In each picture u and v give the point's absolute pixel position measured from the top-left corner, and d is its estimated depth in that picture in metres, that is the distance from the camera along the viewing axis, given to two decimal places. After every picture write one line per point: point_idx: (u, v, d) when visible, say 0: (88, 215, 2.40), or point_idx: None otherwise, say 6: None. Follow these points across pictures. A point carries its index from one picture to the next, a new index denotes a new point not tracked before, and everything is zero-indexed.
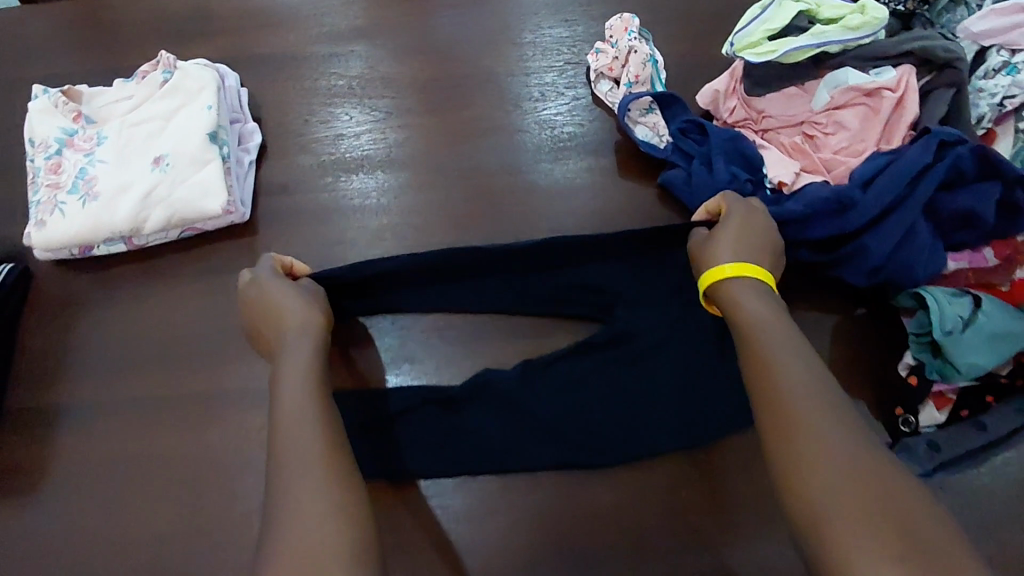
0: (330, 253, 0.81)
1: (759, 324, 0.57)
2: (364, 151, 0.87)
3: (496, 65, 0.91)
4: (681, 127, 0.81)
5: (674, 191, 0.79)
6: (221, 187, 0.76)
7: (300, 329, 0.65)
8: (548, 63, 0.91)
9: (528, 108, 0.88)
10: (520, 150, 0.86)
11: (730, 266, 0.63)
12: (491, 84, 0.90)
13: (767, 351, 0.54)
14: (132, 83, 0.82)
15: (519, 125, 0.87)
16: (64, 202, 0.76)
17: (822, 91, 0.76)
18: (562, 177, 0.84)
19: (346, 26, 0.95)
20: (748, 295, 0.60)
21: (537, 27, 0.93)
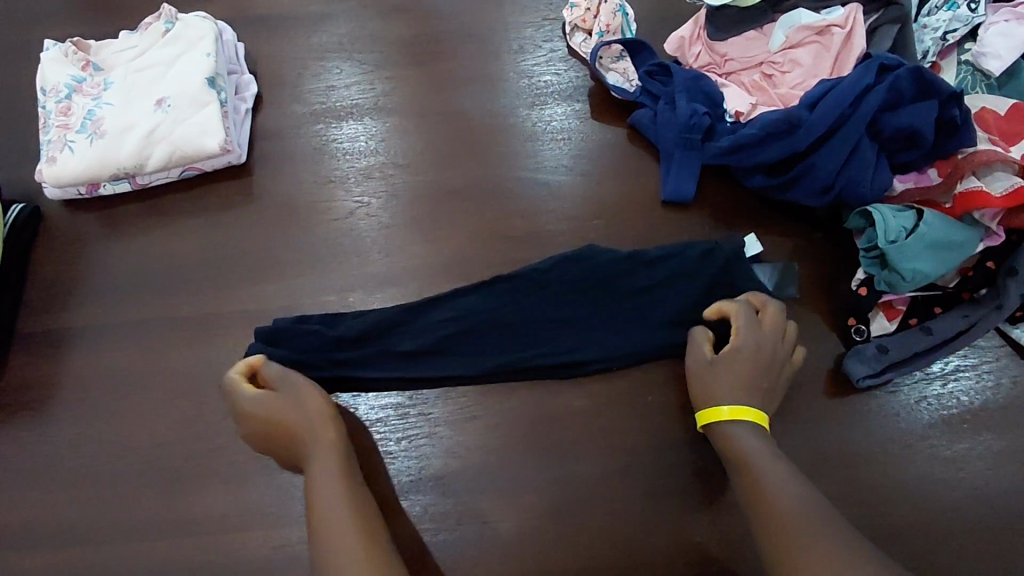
0: (322, 192, 0.86)
1: (744, 442, 0.64)
2: (354, 101, 0.92)
3: (479, 21, 0.96)
4: (648, 71, 0.86)
5: (642, 129, 0.85)
6: (219, 128, 0.82)
7: (311, 430, 0.68)
8: (528, 19, 0.96)
9: (509, 60, 0.94)
10: (501, 97, 0.91)
11: (728, 409, 0.67)
12: (474, 39, 0.95)
13: (749, 455, 0.63)
14: (136, 34, 0.88)
15: (500, 76, 0.93)
16: (74, 140, 0.82)
17: (777, 32, 0.82)
18: (539, 122, 0.90)
19: None
20: (744, 430, 0.65)
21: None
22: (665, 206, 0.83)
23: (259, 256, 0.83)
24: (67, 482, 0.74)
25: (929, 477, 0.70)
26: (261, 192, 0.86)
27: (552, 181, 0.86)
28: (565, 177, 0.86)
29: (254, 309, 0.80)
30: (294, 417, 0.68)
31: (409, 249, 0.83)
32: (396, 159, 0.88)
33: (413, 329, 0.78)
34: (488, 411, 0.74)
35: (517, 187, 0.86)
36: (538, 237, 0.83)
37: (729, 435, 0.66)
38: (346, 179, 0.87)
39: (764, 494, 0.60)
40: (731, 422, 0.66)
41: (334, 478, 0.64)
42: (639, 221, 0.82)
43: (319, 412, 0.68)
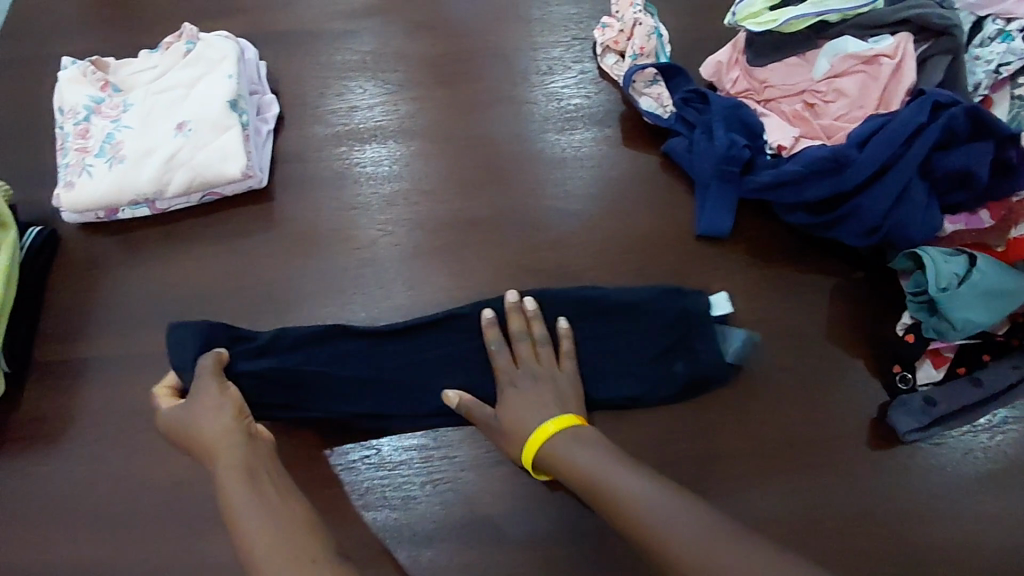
0: (343, 218, 0.84)
1: (574, 455, 0.63)
2: (377, 122, 0.89)
3: (506, 41, 0.94)
4: (683, 97, 0.83)
5: (676, 158, 0.82)
6: (241, 153, 0.79)
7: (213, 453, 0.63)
8: (557, 38, 0.93)
9: (536, 81, 0.91)
10: (528, 120, 0.89)
11: (552, 423, 0.66)
12: (501, 58, 0.93)
13: (588, 474, 0.60)
14: (156, 54, 0.85)
15: (527, 98, 0.90)
16: (92, 164, 0.80)
17: (822, 60, 0.79)
18: (566, 147, 0.87)
19: (359, 4, 0.97)
20: (571, 446, 0.63)
21: (546, 2, 0.96)
22: (700, 240, 0.80)
23: (279, 284, 0.81)
24: (81, 518, 0.72)
25: (978, 535, 0.66)
26: (280, 218, 0.84)
27: (579, 210, 0.83)
28: (596, 206, 0.83)
29: None
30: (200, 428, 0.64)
31: (433, 278, 0.80)
32: (417, 184, 0.85)
33: (322, 362, 0.74)
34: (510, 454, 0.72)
35: (537, 219, 0.83)
36: (566, 270, 0.80)
37: (561, 456, 0.63)
38: (368, 202, 0.85)
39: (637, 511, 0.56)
40: (556, 436, 0.65)
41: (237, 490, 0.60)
42: (675, 257, 0.79)
43: (223, 418, 0.64)
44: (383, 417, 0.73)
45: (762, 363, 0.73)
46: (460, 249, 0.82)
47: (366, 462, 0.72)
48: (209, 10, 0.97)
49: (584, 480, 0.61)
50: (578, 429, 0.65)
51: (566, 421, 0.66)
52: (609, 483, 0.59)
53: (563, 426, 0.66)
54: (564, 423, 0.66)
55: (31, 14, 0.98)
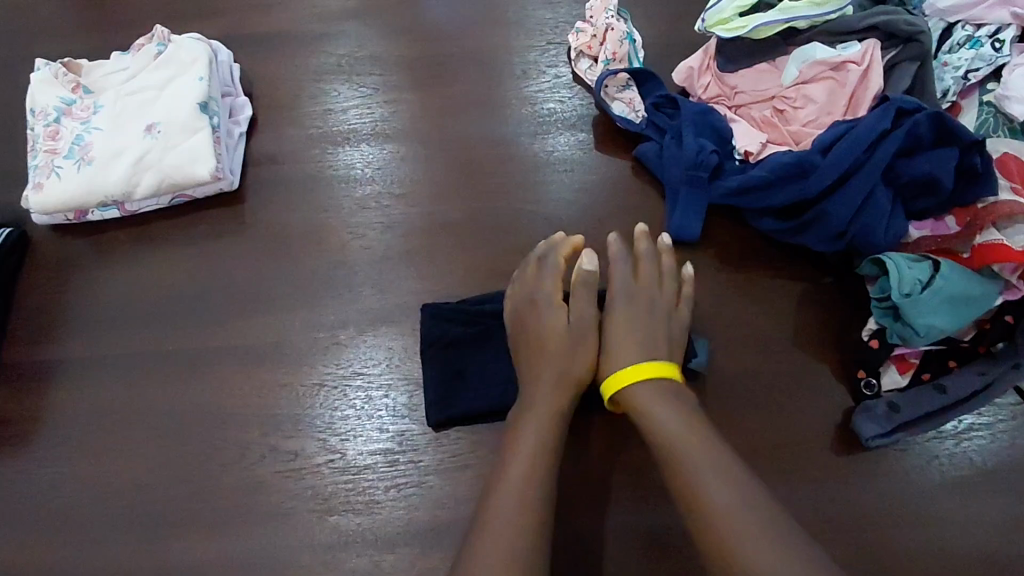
0: (316, 221, 0.84)
1: (656, 405, 0.62)
2: (352, 125, 0.89)
3: (482, 45, 0.94)
4: (654, 102, 0.83)
5: (647, 163, 0.82)
6: (210, 155, 0.79)
7: (566, 379, 0.67)
8: (533, 42, 0.94)
9: (512, 85, 0.91)
10: (502, 124, 0.89)
11: (631, 371, 0.65)
12: (476, 63, 0.93)
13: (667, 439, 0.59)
14: (127, 55, 0.84)
15: (502, 102, 0.90)
16: (61, 166, 0.79)
17: (791, 67, 0.78)
18: (539, 151, 0.87)
19: (338, 7, 0.97)
20: (652, 401, 0.63)
21: (523, 6, 0.96)
22: (670, 244, 0.80)
23: (252, 288, 0.80)
24: (46, 522, 0.72)
25: (943, 542, 0.66)
26: (254, 221, 0.84)
27: (553, 214, 0.83)
28: (567, 210, 0.83)
29: (243, 345, 0.78)
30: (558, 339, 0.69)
31: (405, 282, 0.80)
32: (389, 188, 0.85)
33: (300, 361, 0.76)
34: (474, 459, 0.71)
35: (507, 224, 0.83)
36: None
37: (643, 405, 0.63)
38: (343, 206, 0.84)
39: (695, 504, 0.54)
40: (637, 389, 0.64)
41: (533, 444, 0.63)
42: None
43: (581, 356, 0.68)
44: (350, 421, 0.73)
45: (727, 368, 0.73)
46: (433, 251, 0.82)
47: (331, 466, 0.71)
48: (186, 13, 0.98)
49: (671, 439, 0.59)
50: (662, 380, 0.65)
51: (648, 369, 0.65)
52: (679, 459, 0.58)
53: (637, 375, 0.65)
54: (644, 371, 0.65)
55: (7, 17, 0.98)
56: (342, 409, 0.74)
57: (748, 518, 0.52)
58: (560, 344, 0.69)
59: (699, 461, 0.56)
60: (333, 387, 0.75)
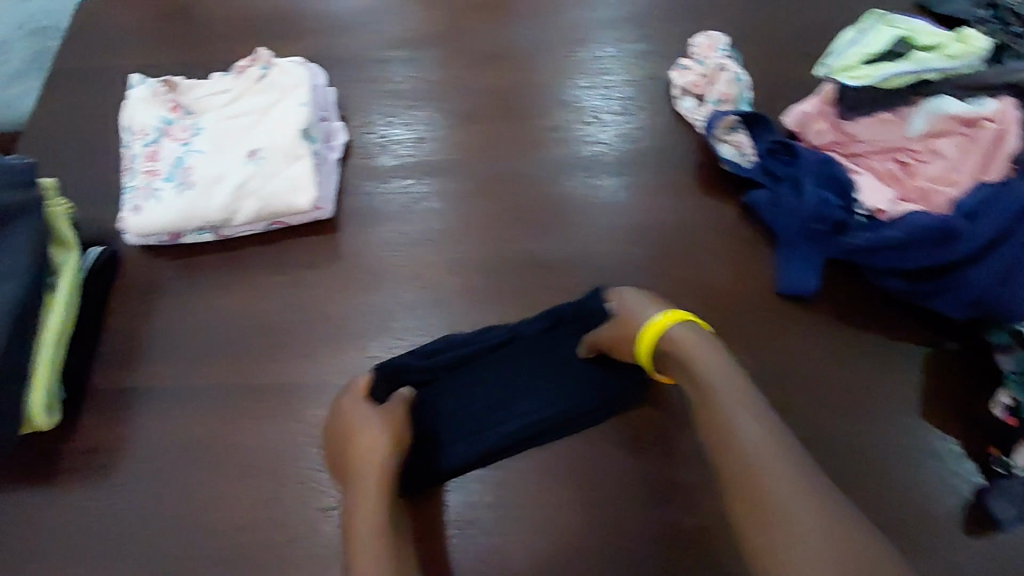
0: (409, 253, 0.81)
1: (694, 348, 0.60)
2: (445, 155, 0.87)
3: (576, 77, 0.92)
4: (768, 148, 0.80)
5: (758, 211, 0.79)
6: (313, 184, 0.77)
7: (367, 446, 0.66)
8: (631, 78, 0.91)
9: (608, 121, 0.88)
10: (600, 163, 0.86)
11: (669, 315, 0.64)
12: (571, 96, 0.90)
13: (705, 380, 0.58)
14: (229, 77, 0.83)
15: (599, 139, 0.87)
16: (160, 189, 0.77)
17: (918, 118, 0.75)
18: (589, 176, 0.85)
19: (430, 37, 0.96)
20: (694, 338, 0.61)
21: (620, 41, 0.94)
22: (781, 297, 0.77)
23: (348, 321, 0.78)
24: (123, 557, 0.69)
25: None
26: (347, 251, 0.82)
27: (654, 257, 0.80)
28: (669, 255, 0.80)
29: (336, 381, 0.75)
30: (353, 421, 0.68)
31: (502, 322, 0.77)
32: (482, 223, 0.83)
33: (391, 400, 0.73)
34: (574, 517, 0.67)
35: (607, 265, 0.80)
36: None
37: (677, 343, 0.62)
38: (438, 239, 0.82)
39: (763, 466, 0.51)
40: (673, 329, 0.63)
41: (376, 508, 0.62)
42: (754, 314, 0.76)
43: (375, 420, 0.68)
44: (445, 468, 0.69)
45: (846, 433, 0.69)
46: (529, 290, 0.79)
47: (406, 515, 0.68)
48: (283, 41, 0.98)
49: (712, 385, 0.58)
50: (699, 326, 0.63)
51: (683, 315, 0.64)
52: (719, 403, 0.56)
53: (675, 321, 0.63)
54: (681, 317, 0.64)
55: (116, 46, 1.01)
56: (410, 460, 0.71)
57: (774, 462, 0.52)
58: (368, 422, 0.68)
59: (732, 409, 0.55)
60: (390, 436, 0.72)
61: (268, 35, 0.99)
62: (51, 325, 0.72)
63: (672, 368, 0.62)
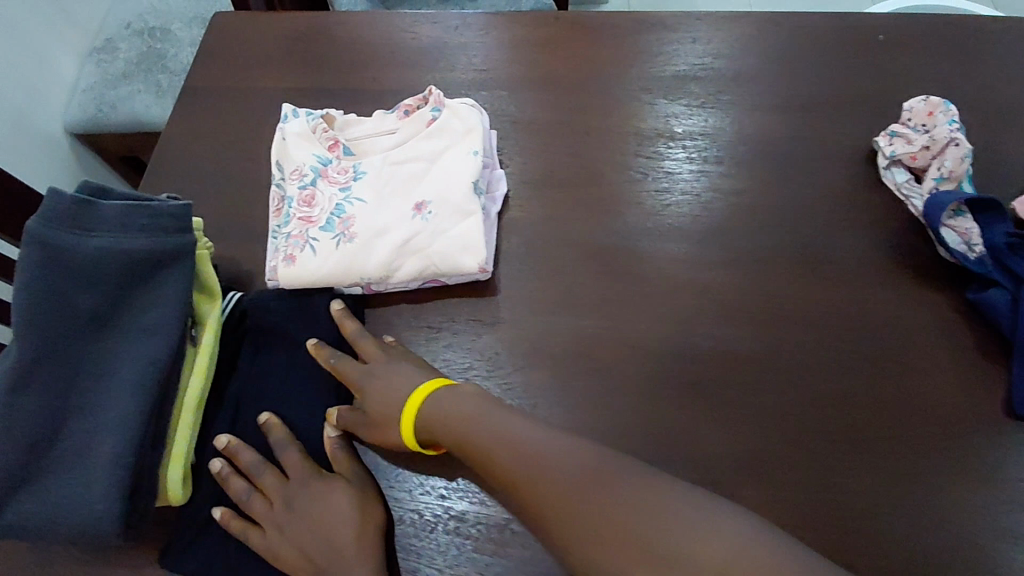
0: (578, 322, 0.74)
1: (448, 403, 0.64)
2: (564, 215, 0.81)
3: (747, 142, 0.85)
4: (1007, 242, 0.69)
5: (989, 311, 0.69)
6: (483, 245, 0.69)
7: (326, 544, 0.60)
8: (710, 143, 0.85)
9: (682, 185, 0.82)
10: (666, 230, 0.80)
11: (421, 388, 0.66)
12: (662, 158, 0.84)
13: (431, 418, 0.63)
14: (393, 117, 0.75)
15: (678, 204, 0.81)
16: (316, 239, 0.69)
17: None
18: (667, 223, 0.80)
19: (592, 85, 0.91)
20: (441, 403, 0.64)
21: (699, 101, 0.88)
22: (1014, 418, 0.67)
23: (510, 397, 0.70)
24: None
25: None
26: (507, 317, 0.74)
27: (858, 355, 0.71)
28: (875, 353, 0.71)
29: None
30: (322, 514, 0.61)
31: (679, 412, 0.68)
32: (647, 292, 0.75)
33: None
34: None
35: (798, 354, 0.71)
36: (849, 431, 0.67)
37: (430, 415, 0.63)
38: (616, 312, 0.74)
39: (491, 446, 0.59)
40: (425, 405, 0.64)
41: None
42: (980, 436, 0.66)
43: (320, 497, 0.62)
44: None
45: None
46: (712, 375, 0.70)
47: None
48: (435, 75, 0.93)
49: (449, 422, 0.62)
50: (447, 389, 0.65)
51: (435, 383, 0.66)
52: (468, 421, 0.61)
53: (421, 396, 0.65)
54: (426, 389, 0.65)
55: (258, 66, 0.96)
56: (471, 555, 0.60)
57: (548, 464, 0.56)
58: (314, 506, 0.61)
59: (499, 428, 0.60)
60: (438, 523, 0.62)
61: (419, 67, 0.94)
62: (188, 393, 0.64)
63: (435, 432, 0.63)
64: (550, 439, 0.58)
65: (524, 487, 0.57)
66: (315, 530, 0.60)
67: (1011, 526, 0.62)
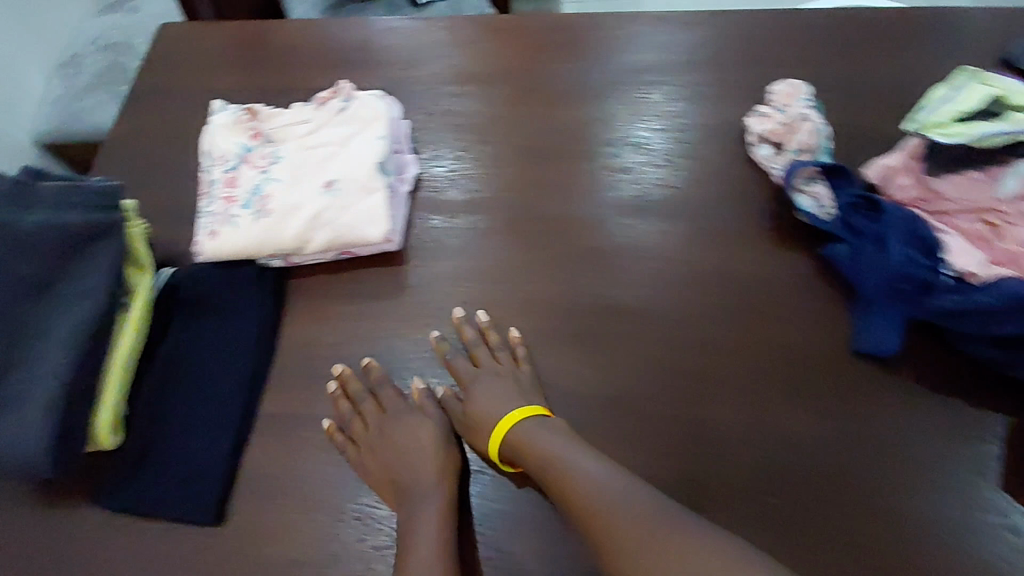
0: (477, 285, 0.82)
1: (535, 437, 0.69)
2: (476, 193, 0.89)
3: (643, 123, 0.94)
4: (850, 202, 0.78)
5: (837, 265, 0.77)
6: (385, 217, 0.77)
7: (421, 485, 0.69)
8: (660, 125, 0.93)
9: (637, 166, 0.91)
10: (621, 207, 0.88)
11: (518, 411, 0.72)
12: (606, 142, 0.93)
13: (546, 453, 0.67)
14: (309, 108, 0.85)
15: (627, 183, 0.89)
16: (237, 215, 0.78)
17: (1010, 180, 0.73)
18: (625, 206, 0.87)
19: (504, 77, 1.00)
20: (542, 431, 0.70)
21: (644, 90, 0.97)
22: (859, 356, 0.74)
23: (412, 351, 0.78)
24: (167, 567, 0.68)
25: None
26: (412, 282, 0.82)
27: (722, 304, 0.79)
28: (737, 301, 0.79)
29: (394, 420, 0.74)
30: (405, 454, 0.72)
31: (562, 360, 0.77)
32: (540, 256, 0.84)
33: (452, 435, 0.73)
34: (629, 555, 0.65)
35: (668, 305, 0.80)
36: (709, 370, 0.75)
37: (526, 439, 0.70)
38: (516, 278, 0.83)
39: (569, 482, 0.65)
40: (520, 424, 0.71)
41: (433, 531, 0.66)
42: (825, 368, 0.74)
43: (421, 438, 0.73)
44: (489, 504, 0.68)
45: (917, 496, 0.67)
46: (592, 326, 0.79)
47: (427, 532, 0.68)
48: (361, 72, 1.02)
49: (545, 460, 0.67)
50: (542, 417, 0.72)
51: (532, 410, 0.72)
52: (561, 460, 0.66)
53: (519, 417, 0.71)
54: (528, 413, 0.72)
55: (201, 67, 1.05)
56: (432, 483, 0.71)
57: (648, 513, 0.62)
58: (417, 445, 0.73)
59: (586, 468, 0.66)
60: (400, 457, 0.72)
61: (347, 65, 1.03)
62: (116, 356, 0.73)
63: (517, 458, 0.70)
64: (611, 481, 0.65)
65: (583, 518, 0.64)
66: (406, 474, 0.71)
67: (842, 444, 0.70)
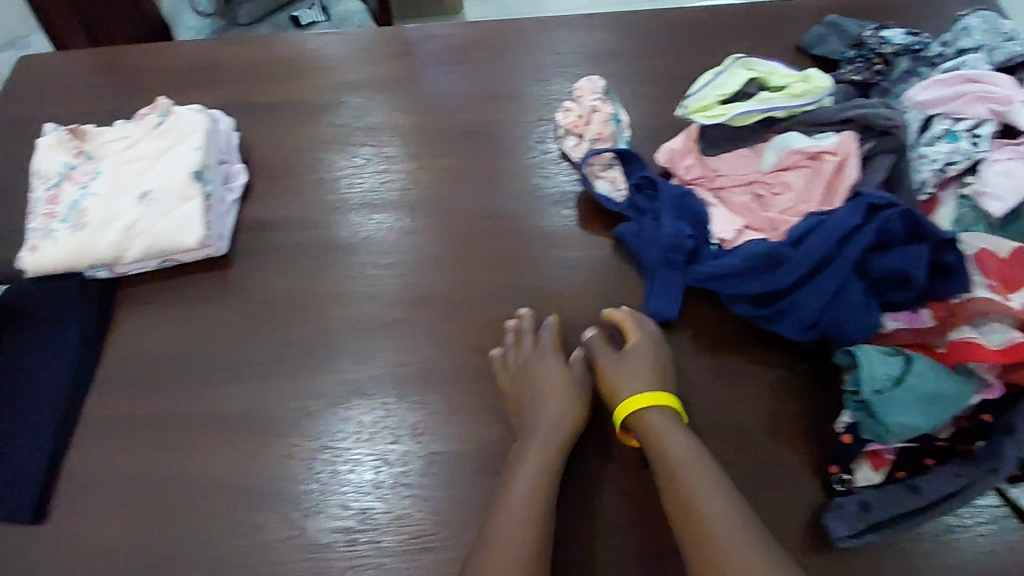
0: (301, 280, 0.86)
1: (666, 432, 0.67)
2: (364, 189, 0.92)
3: (474, 118, 0.98)
4: (635, 183, 0.84)
5: (627, 243, 0.82)
6: (200, 222, 0.81)
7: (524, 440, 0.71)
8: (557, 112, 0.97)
9: (545, 151, 0.94)
10: (535, 191, 0.91)
11: (645, 397, 0.70)
12: (503, 133, 0.96)
13: (676, 453, 0.65)
14: (131, 124, 0.89)
15: (538, 168, 0.93)
16: (57, 230, 0.82)
17: (770, 153, 0.79)
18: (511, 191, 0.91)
19: (341, 80, 1.04)
20: (667, 423, 0.68)
21: (535, 82, 1.01)
22: None
23: (231, 347, 0.82)
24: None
25: None
26: (237, 283, 0.86)
27: (527, 283, 0.84)
28: (541, 280, 0.84)
29: (209, 414, 0.78)
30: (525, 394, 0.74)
31: (375, 343, 0.81)
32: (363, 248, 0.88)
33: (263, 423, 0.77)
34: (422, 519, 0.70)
35: (478, 287, 0.84)
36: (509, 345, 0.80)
37: (654, 427, 0.68)
38: (338, 270, 0.86)
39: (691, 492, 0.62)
40: (648, 412, 0.69)
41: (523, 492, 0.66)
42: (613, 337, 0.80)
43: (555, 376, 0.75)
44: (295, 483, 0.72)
45: None
46: (407, 310, 0.83)
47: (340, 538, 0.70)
48: (203, 86, 1.05)
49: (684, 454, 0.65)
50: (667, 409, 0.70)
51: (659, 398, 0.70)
52: (680, 474, 0.64)
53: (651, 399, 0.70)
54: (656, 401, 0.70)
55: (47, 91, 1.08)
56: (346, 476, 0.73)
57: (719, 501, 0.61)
58: (549, 385, 0.74)
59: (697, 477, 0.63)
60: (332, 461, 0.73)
61: (190, 80, 1.06)
62: None
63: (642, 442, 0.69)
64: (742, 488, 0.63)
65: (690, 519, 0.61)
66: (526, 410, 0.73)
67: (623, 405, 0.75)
